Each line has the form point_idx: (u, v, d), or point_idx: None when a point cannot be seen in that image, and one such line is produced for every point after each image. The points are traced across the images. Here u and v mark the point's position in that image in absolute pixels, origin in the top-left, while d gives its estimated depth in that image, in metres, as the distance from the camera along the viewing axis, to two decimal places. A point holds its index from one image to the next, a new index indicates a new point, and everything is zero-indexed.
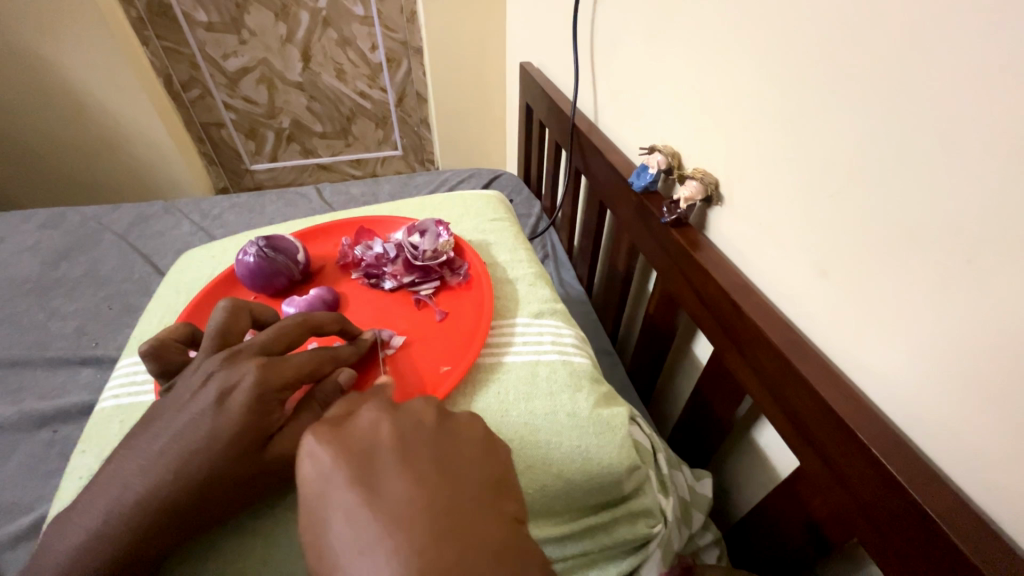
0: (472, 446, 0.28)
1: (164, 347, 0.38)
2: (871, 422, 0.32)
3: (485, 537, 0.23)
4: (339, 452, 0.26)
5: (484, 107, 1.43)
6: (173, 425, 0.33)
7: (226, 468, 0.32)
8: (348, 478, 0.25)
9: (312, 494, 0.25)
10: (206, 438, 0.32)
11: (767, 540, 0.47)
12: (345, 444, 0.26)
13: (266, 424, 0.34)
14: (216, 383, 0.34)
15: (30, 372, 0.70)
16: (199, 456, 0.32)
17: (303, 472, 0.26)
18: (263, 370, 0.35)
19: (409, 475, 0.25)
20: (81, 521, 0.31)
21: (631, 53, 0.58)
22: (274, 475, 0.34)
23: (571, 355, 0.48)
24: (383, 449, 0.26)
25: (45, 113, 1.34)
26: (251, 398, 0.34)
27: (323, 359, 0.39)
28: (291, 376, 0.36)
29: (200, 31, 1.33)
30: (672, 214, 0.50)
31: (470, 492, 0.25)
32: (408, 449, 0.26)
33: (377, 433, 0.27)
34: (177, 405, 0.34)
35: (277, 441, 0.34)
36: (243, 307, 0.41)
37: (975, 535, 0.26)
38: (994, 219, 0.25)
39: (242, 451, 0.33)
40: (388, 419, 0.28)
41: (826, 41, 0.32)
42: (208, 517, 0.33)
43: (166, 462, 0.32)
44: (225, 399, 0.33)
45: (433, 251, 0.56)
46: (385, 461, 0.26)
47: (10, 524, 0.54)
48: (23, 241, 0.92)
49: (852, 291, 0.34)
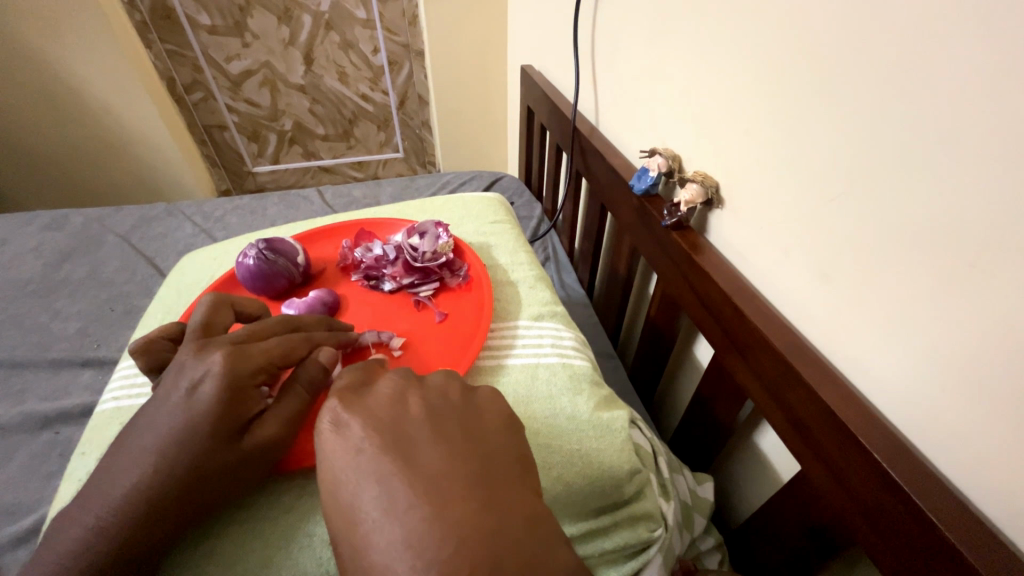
0: (496, 419, 0.29)
1: (153, 343, 0.38)
2: (873, 427, 0.32)
3: (519, 505, 0.24)
4: (369, 422, 0.27)
5: (485, 110, 1.43)
6: (153, 421, 0.33)
7: (206, 457, 0.32)
8: (379, 444, 0.25)
9: (337, 458, 0.25)
10: (182, 430, 0.32)
11: (768, 543, 0.47)
12: (374, 415, 0.27)
13: (242, 412, 0.34)
14: (187, 376, 0.34)
15: (32, 373, 0.70)
16: (179, 446, 0.32)
17: (328, 438, 0.26)
18: (231, 359, 0.34)
19: (439, 442, 0.25)
20: (74, 521, 0.31)
21: (631, 56, 0.58)
22: (254, 462, 0.34)
23: (571, 358, 0.48)
24: (413, 420, 0.27)
25: (46, 114, 1.34)
26: (221, 386, 0.33)
27: (299, 342, 0.39)
28: (260, 361, 0.36)
29: (203, 35, 1.34)
30: (673, 217, 0.49)
31: (502, 462, 0.26)
32: (436, 420, 0.27)
33: (406, 407, 0.28)
34: (156, 400, 0.34)
35: (256, 427, 0.35)
36: (223, 302, 0.41)
37: (976, 538, 0.26)
38: (998, 223, 0.25)
39: (219, 440, 0.33)
40: (415, 394, 0.29)
41: (827, 44, 0.32)
42: (200, 510, 0.33)
43: (147, 457, 0.32)
44: (197, 389, 0.33)
45: (432, 252, 0.56)
46: (414, 430, 0.26)
47: (11, 525, 0.54)
48: (26, 243, 0.93)
49: (853, 293, 0.34)
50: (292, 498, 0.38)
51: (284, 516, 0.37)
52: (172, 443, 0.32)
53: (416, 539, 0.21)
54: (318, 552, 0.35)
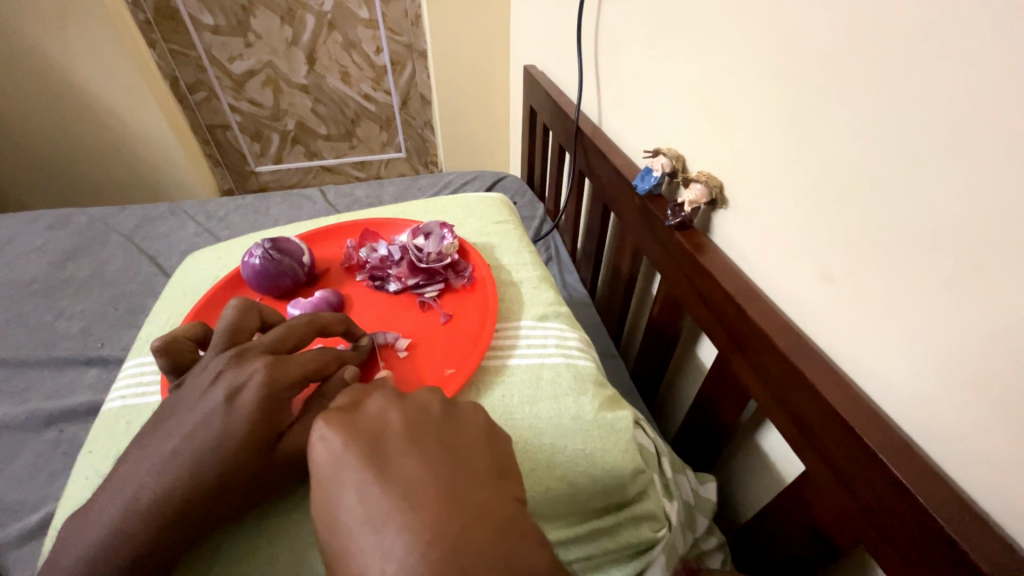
0: (474, 431, 0.28)
1: (174, 344, 0.38)
2: (878, 429, 0.32)
3: (501, 516, 0.23)
4: (351, 434, 0.25)
5: (488, 110, 1.43)
6: (184, 424, 0.33)
7: (239, 465, 0.33)
8: (360, 458, 0.24)
9: (324, 477, 0.25)
10: (218, 437, 0.32)
11: (771, 544, 0.47)
12: (355, 427, 0.26)
13: (274, 422, 0.34)
14: (224, 382, 0.34)
15: (37, 372, 0.70)
16: (211, 455, 0.32)
17: (314, 454, 0.25)
18: (271, 368, 0.35)
19: (419, 455, 0.25)
20: (95, 520, 0.31)
21: (634, 57, 0.58)
22: (283, 471, 0.35)
23: (575, 358, 0.48)
24: (394, 432, 0.26)
25: (49, 113, 1.34)
26: (261, 395, 0.34)
27: (330, 357, 0.38)
28: (297, 374, 0.35)
29: (207, 35, 1.34)
30: (676, 217, 0.49)
31: (481, 472, 0.25)
32: (417, 432, 0.26)
33: (388, 419, 0.27)
34: (187, 404, 0.34)
35: (288, 437, 0.35)
36: (253, 306, 0.41)
37: (981, 541, 0.26)
38: (1002, 225, 0.25)
39: (253, 449, 0.33)
40: (398, 405, 0.28)
41: (830, 46, 0.32)
42: (221, 514, 0.33)
43: (180, 462, 0.32)
44: (234, 399, 0.33)
45: (437, 253, 0.56)
46: (394, 443, 0.25)
47: (15, 523, 0.54)
48: (30, 242, 0.93)
49: (856, 295, 0.34)
50: (298, 498, 0.38)
51: (290, 514, 0.37)
52: (208, 450, 0.32)
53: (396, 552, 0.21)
54: None
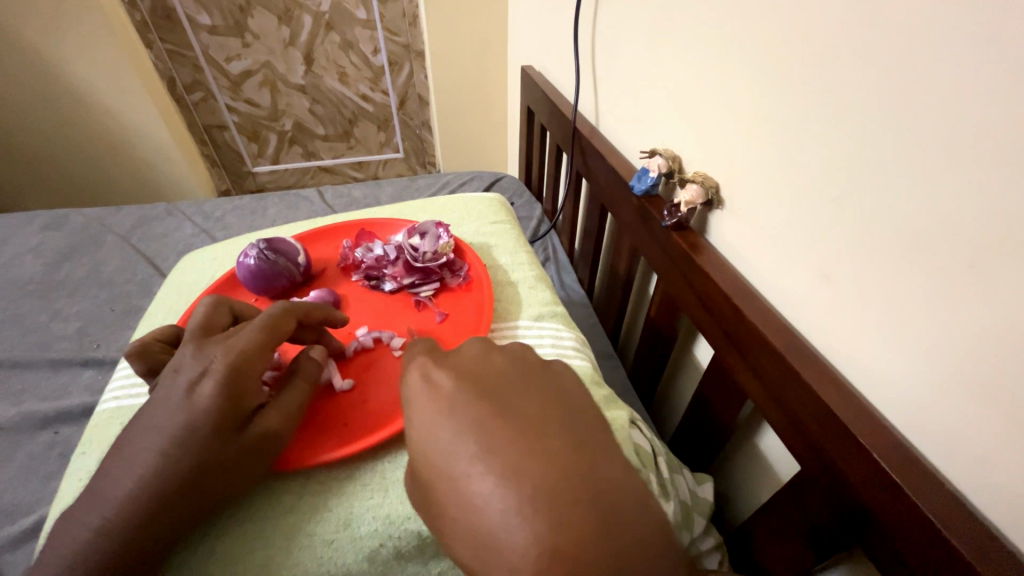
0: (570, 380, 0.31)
1: (146, 346, 0.38)
2: (878, 433, 0.32)
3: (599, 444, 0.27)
4: (457, 376, 0.29)
5: (487, 111, 1.43)
6: (152, 419, 0.33)
7: (205, 456, 0.32)
8: (471, 394, 0.28)
9: (429, 411, 0.28)
10: (181, 429, 0.32)
11: (768, 542, 0.47)
12: (461, 369, 0.30)
13: (244, 407, 0.35)
14: (186, 374, 0.34)
15: (32, 373, 0.70)
16: (172, 446, 0.32)
17: (418, 390, 0.29)
18: (230, 354, 0.35)
19: (525, 395, 0.28)
20: (81, 523, 0.31)
21: (630, 58, 0.58)
22: (258, 456, 0.35)
23: (570, 357, 0.48)
24: (497, 374, 0.30)
25: (44, 113, 1.34)
26: (220, 384, 0.34)
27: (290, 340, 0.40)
28: (258, 359, 0.36)
29: (203, 34, 1.34)
30: (673, 217, 0.49)
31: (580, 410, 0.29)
32: (521, 373, 0.30)
33: (488, 365, 0.31)
34: (153, 401, 0.34)
35: (256, 423, 0.35)
36: (224, 303, 0.41)
37: (977, 541, 0.26)
38: (999, 225, 0.25)
39: (222, 438, 0.33)
40: (497, 354, 0.32)
41: (828, 45, 0.32)
42: (205, 510, 0.33)
43: (148, 455, 0.32)
44: (194, 390, 0.34)
45: (433, 252, 0.56)
46: (498, 382, 0.29)
47: (10, 526, 0.54)
48: (26, 242, 0.93)
49: (850, 296, 0.34)
50: (292, 498, 0.38)
51: (286, 515, 0.37)
52: (172, 442, 0.32)
53: (516, 484, 0.24)
54: (318, 553, 0.35)
